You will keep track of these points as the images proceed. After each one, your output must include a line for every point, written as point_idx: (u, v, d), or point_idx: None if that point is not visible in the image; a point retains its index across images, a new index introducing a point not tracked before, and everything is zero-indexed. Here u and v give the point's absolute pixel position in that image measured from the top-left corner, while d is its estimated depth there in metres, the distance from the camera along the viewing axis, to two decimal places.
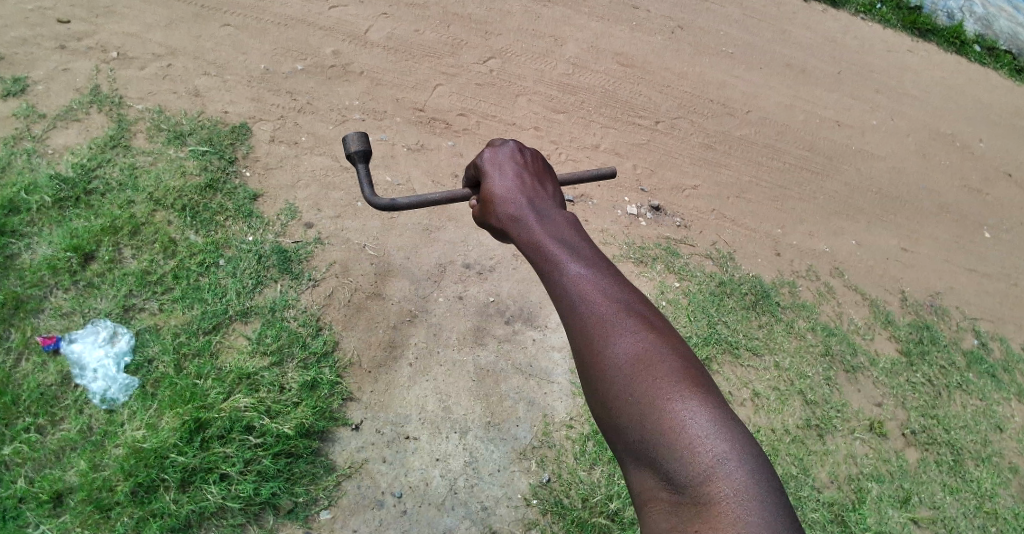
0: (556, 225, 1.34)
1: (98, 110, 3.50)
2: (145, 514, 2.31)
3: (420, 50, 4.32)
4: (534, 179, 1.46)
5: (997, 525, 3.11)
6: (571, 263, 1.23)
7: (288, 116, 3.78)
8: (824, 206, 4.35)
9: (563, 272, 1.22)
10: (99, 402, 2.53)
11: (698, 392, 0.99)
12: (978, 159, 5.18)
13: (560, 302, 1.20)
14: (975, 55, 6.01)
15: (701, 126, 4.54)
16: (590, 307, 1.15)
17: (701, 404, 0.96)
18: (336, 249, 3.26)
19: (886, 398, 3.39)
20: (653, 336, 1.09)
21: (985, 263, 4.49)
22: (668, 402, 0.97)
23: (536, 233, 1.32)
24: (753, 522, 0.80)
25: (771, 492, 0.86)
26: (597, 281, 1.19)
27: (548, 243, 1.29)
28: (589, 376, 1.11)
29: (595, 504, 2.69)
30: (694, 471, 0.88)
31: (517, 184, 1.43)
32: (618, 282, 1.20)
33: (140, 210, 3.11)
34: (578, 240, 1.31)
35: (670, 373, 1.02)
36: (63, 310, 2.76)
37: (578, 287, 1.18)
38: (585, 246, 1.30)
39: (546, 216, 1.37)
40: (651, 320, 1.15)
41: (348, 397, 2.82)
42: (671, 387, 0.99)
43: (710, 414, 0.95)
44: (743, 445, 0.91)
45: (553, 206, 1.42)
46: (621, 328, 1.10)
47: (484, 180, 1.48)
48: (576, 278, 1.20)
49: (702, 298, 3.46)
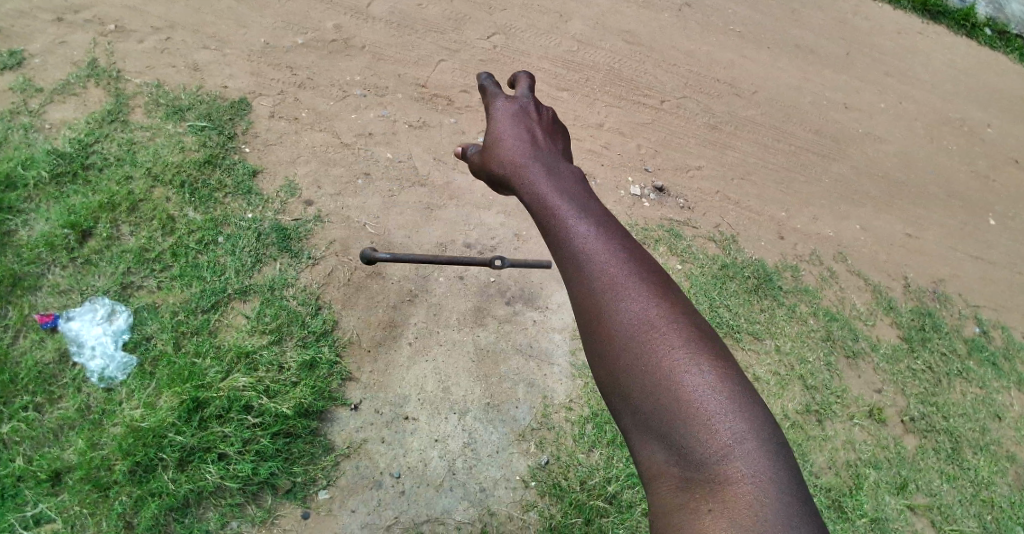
0: (563, 180, 1.26)
1: (96, 84, 3.45)
2: (144, 492, 2.30)
3: (423, 25, 4.27)
4: (544, 135, 1.38)
5: (993, 513, 3.12)
6: (579, 221, 1.15)
7: (288, 90, 3.73)
8: (829, 190, 4.32)
9: (572, 228, 1.13)
10: (97, 381, 2.51)
11: (713, 366, 0.93)
12: (986, 145, 5.13)
13: (563, 258, 1.12)
14: (985, 39, 5.94)
15: (706, 107, 4.50)
16: (597, 268, 1.07)
17: (716, 378, 0.90)
18: (336, 226, 3.24)
19: (886, 385, 3.39)
20: (664, 303, 1.02)
21: (990, 250, 4.46)
22: (681, 375, 0.91)
23: (542, 186, 1.23)
24: (769, 505, 0.75)
25: (789, 474, 0.81)
26: (606, 242, 1.10)
27: (554, 197, 1.20)
28: (594, 341, 1.04)
29: (594, 487, 2.69)
30: (709, 448, 0.82)
31: (526, 138, 1.35)
32: (628, 244, 1.12)
33: (138, 186, 3.07)
34: (587, 197, 1.23)
35: (682, 343, 0.96)
36: (62, 287, 2.73)
37: (585, 245, 1.10)
38: (593, 204, 1.22)
39: (554, 171, 1.28)
40: (663, 285, 1.07)
41: (347, 376, 2.80)
42: (685, 358, 0.93)
43: (725, 391, 0.89)
44: (761, 425, 0.86)
45: (562, 162, 1.33)
46: (632, 292, 1.03)
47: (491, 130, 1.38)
48: (584, 237, 1.11)
49: (705, 281, 3.44)
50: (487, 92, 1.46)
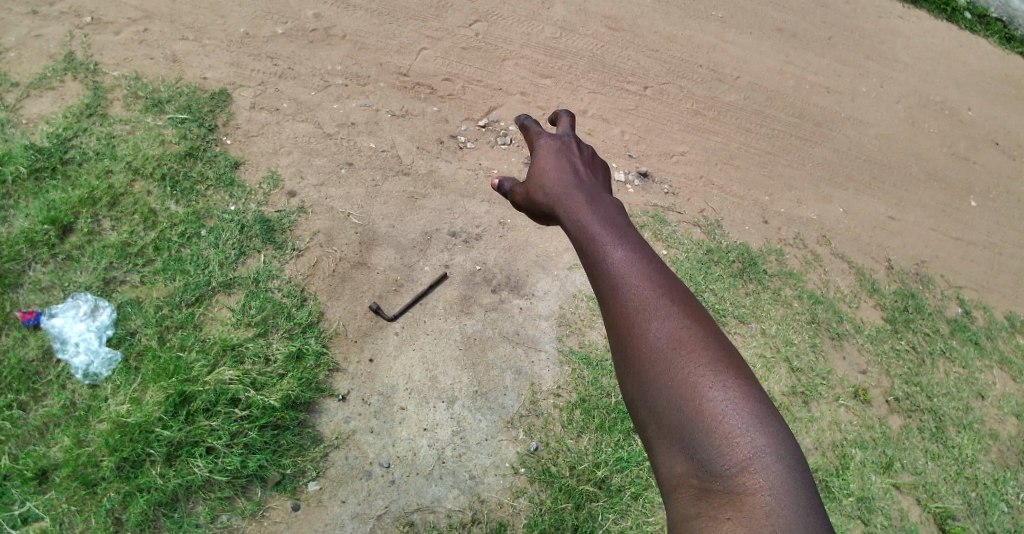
0: (602, 206, 1.32)
1: (73, 77, 3.38)
2: (132, 488, 2.28)
3: (404, 13, 4.23)
4: (586, 171, 1.48)
5: (977, 490, 3.17)
6: (614, 244, 1.19)
7: (268, 81, 3.68)
8: (813, 174, 4.34)
9: (607, 251, 1.18)
10: (81, 377, 2.47)
11: (738, 382, 0.94)
12: (967, 127, 5.18)
13: (598, 278, 1.16)
14: (965, 22, 5.97)
15: (690, 92, 4.49)
16: (629, 286, 1.10)
17: (739, 393, 0.92)
18: (320, 217, 3.21)
19: (871, 366, 3.42)
20: (694, 321, 1.04)
21: (972, 231, 4.51)
22: (707, 390, 0.92)
23: (582, 214, 1.30)
24: (786, 515, 0.76)
25: (808, 489, 0.82)
26: (639, 262, 1.14)
27: (592, 223, 1.26)
28: (624, 356, 1.07)
29: (583, 471, 2.70)
30: (729, 459, 0.84)
31: (569, 173, 1.45)
32: (660, 267, 1.15)
33: (119, 180, 3.02)
34: (623, 222, 1.28)
35: (710, 359, 0.97)
36: (43, 284, 2.68)
37: (620, 266, 1.14)
38: (629, 230, 1.26)
39: (593, 200, 1.35)
40: (694, 305, 1.09)
41: (334, 367, 2.78)
42: (710, 374, 0.95)
43: (748, 407, 0.90)
44: (782, 441, 0.87)
45: (603, 194, 1.40)
46: (663, 310, 1.05)
47: (537, 168, 1.50)
48: (618, 259, 1.15)
49: (690, 266, 3.44)
50: (536, 134, 1.59)
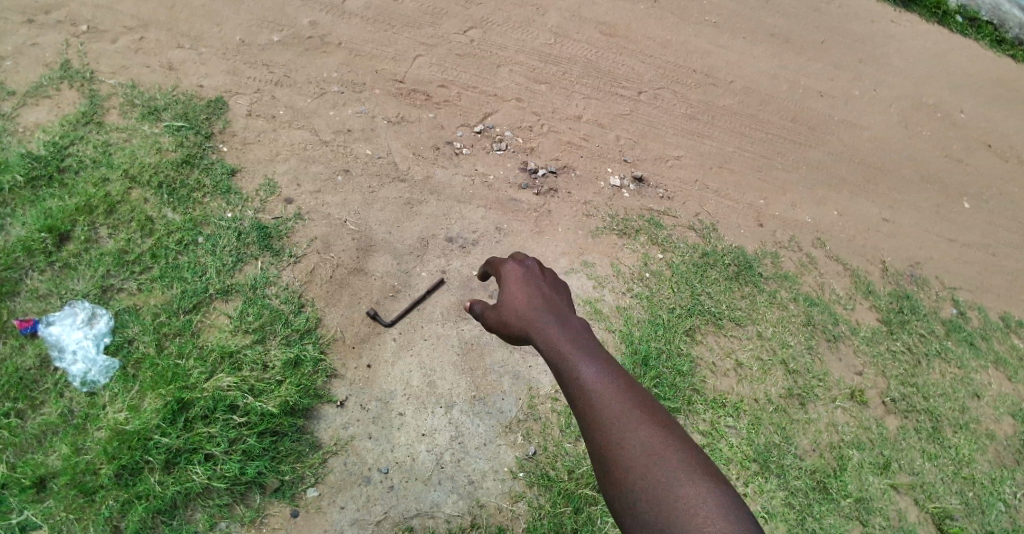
0: (570, 325, 1.40)
1: (69, 85, 3.39)
2: (130, 496, 2.28)
3: (400, 20, 4.25)
4: (552, 287, 1.55)
5: (974, 490, 3.18)
6: (583, 364, 1.27)
7: (264, 88, 3.70)
8: (808, 177, 4.36)
9: (579, 370, 1.26)
10: (79, 385, 2.47)
11: (709, 484, 1.02)
12: (960, 129, 5.21)
13: (573, 400, 1.23)
14: (956, 26, 6.01)
15: (684, 97, 4.51)
16: (602, 405, 1.18)
17: (712, 494, 1.00)
18: (317, 224, 3.21)
19: (867, 367, 3.43)
20: (665, 430, 1.13)
21: (966, 232, 4.53)
22: (683, 494, 1.00)
23: (552, 334, 1.37)
24: None
25: None
26: (608, 381, 1.23)
27: (563, 343, 1.34)
28: (604, 473, 1.12)
29: (582, 475, 2.70)
30: None
31: (535, 290, 1.52)
32: (627, 381, 1.24)
33: (115, 188, 3.03)
34: (591, 340, 1.37)
35: (682, 465, 1.05)
36: (40, 292, 2.69)
37: (592, 385, 1.22)
38: (597, 347, 1.34)
39: (562, 318, 1.43)
40: (663, 413, 1.18)
41: (332, 373, 2.79)
42: (684, 477, 1.03)
43: (722, 505, 0.98)
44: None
45: (570, 311, 1.48)
46: (634, 423, 1.13)
47: (507, 289, 1.56)
48: (589, 378, 1.24)
49: (686, 269, 3.48)
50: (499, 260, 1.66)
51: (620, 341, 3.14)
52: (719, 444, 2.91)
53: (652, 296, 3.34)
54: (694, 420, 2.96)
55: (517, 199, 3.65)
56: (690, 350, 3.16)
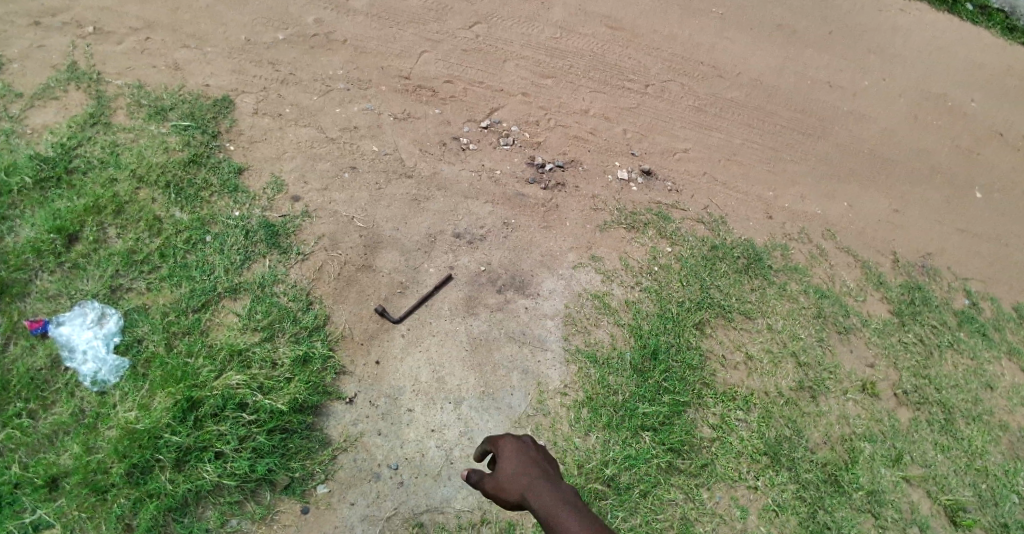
0: (565, 494, 1.47)
1: (76, 87, 3.40)
2: (142, 494, 2.29)
3: (405, 16, 4.24)
4: (538, 450, 1.61)
5: (988, 482, 3.16)
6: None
7: (270, 87, 3.70)
8: (816, 169, 4.33)
9: None
10: (90, 385, 2.48)
11: None
12: (970, 119, 5.16)
13: None
14: (967, 14, 5.96)
15: (691, 89, 4.49)
16: None
17: None
18: (324, 222, 3.22)
19: (878, 359, 3.41)
20: None
21: (977, 222, 4.49)
22: None
23: (550, 506, 1.43)
24: None
25: None
26: None
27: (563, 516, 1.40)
28: None
29: (591, 470, 2.66)
30: None
31: (526, 455, 1.57)
32: None
33: (123, 188, 3.04)
34: (585, 509, 1.44)
35: None
36: (50, 293, 2.70)
37: None
38: (593, 518, 1.41)
39: (555, 487, 1.49)
40: None
41: (340, 370, 2.79)
42: None
43: None
44: None
45: (558, 477, 1.55)
46: None
47: (497, 447, 1.62)
48: None
49: (695, 262, 3.47)
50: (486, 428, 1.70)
51: (630, 335, 3.13)
52: (730, 438, 2.89)
53: (662, 289, 3.33)
54: (704, 414, 2.95)
55: (524, 194, 3.64)
56: (700, 343, 3.14)
